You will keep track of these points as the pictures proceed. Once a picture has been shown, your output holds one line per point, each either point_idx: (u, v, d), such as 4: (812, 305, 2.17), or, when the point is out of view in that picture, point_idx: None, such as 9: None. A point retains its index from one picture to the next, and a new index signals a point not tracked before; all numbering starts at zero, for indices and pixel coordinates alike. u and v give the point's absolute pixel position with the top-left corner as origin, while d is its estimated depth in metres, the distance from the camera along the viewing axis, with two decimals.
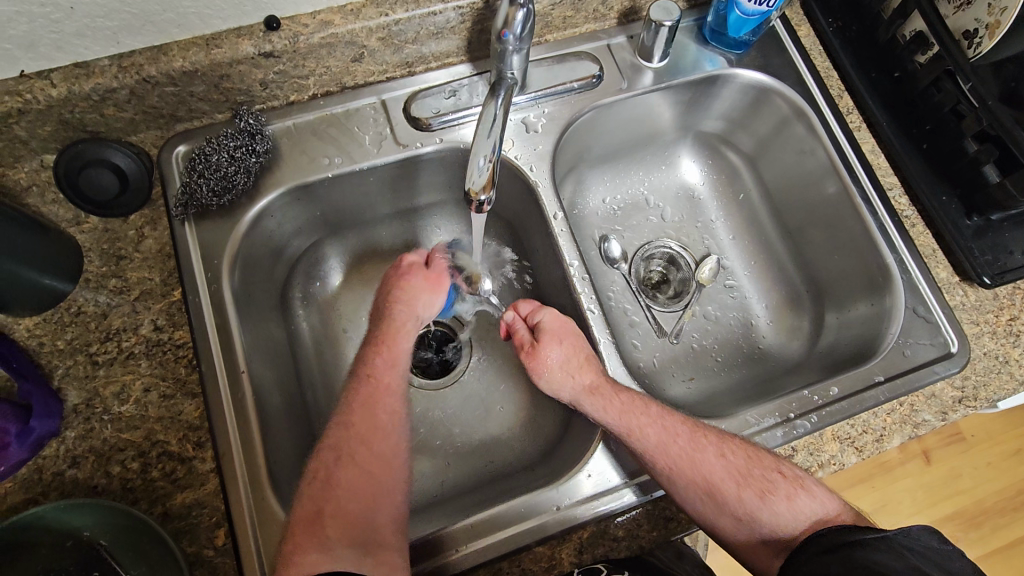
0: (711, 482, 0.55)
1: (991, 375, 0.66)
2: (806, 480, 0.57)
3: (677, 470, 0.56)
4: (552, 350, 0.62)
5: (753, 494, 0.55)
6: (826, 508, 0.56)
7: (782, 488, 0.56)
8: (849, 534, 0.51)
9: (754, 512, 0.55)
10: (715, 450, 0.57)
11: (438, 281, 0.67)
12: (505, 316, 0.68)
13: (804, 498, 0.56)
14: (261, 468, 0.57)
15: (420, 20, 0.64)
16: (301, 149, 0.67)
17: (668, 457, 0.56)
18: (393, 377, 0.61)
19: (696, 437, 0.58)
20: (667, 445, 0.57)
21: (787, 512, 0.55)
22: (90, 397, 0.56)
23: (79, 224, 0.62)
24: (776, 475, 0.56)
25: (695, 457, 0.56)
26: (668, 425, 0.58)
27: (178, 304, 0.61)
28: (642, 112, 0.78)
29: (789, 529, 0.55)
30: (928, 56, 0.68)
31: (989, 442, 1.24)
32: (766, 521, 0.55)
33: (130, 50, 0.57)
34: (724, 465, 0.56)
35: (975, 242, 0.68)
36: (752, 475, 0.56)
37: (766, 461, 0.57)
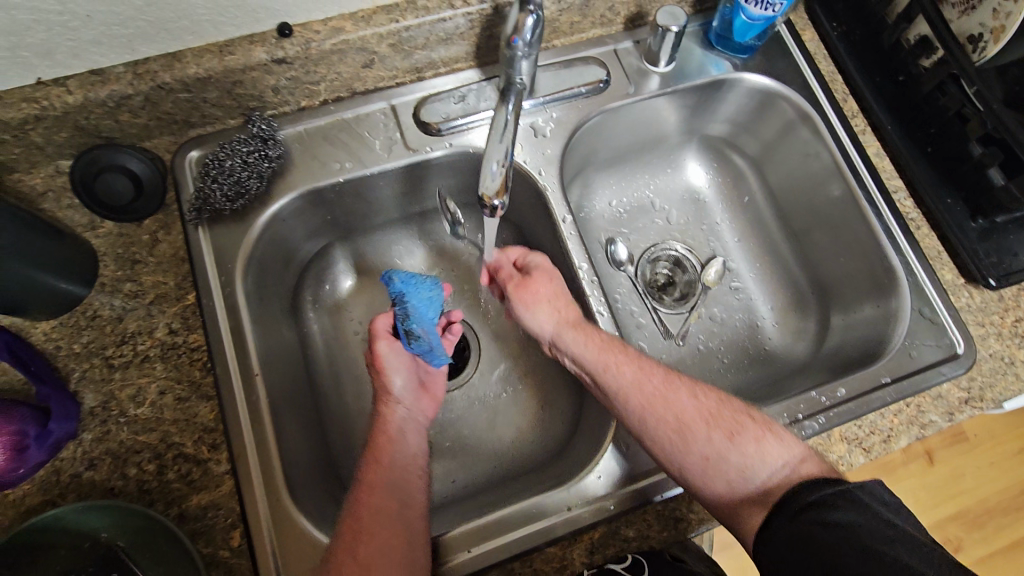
0: (682, 420, 0.58)
1: (997, 376, 0.66)
2: (778, 429, 0.58)
3: (649, 405, 0.58)
4: (541, 286, 0.66)
5: (722, 435, 0.57)
6: (795, 454, 0.55)
7: (751, 431, 0.57)
8: (812, 492, 0.51)
9: (723, 454, 0.56)
10: (687, 392, 0.60)
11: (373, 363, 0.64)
12: (493, 255, 0.72)
13: (772, 441, 0.56)
14: (276, 470, 0.58)
15: (430, 25, 0.64)
16: (313, 154, 0.68)
17: (641, 392, 0.59)
18: (376, 472, 0.57)
19: (670, 379, 0.61)
20: (640, 383, 0.60)
21: (755, 455, 0.55)
22: (106, 400, 0.57)
23: (94, 228, 0.62)
24: (747, 419, 0.58)
25: (666, 395, 0.59)
26: (643, 365, 0.61)
27: (192, 307, 0.61)
28: (648, 115, 0.79)
29: (756, 472, 0.55)
30: (933, 60, 0.69)
31: (991, 442, 1.24)
32: (735, 462, 0.56)
33: (145, 57, 0.58)
34: (695, 405, 0.59)
35: (981, 244, 0.69)
36: (722, 418, 0.58)
37: (737, 406, 0.59)
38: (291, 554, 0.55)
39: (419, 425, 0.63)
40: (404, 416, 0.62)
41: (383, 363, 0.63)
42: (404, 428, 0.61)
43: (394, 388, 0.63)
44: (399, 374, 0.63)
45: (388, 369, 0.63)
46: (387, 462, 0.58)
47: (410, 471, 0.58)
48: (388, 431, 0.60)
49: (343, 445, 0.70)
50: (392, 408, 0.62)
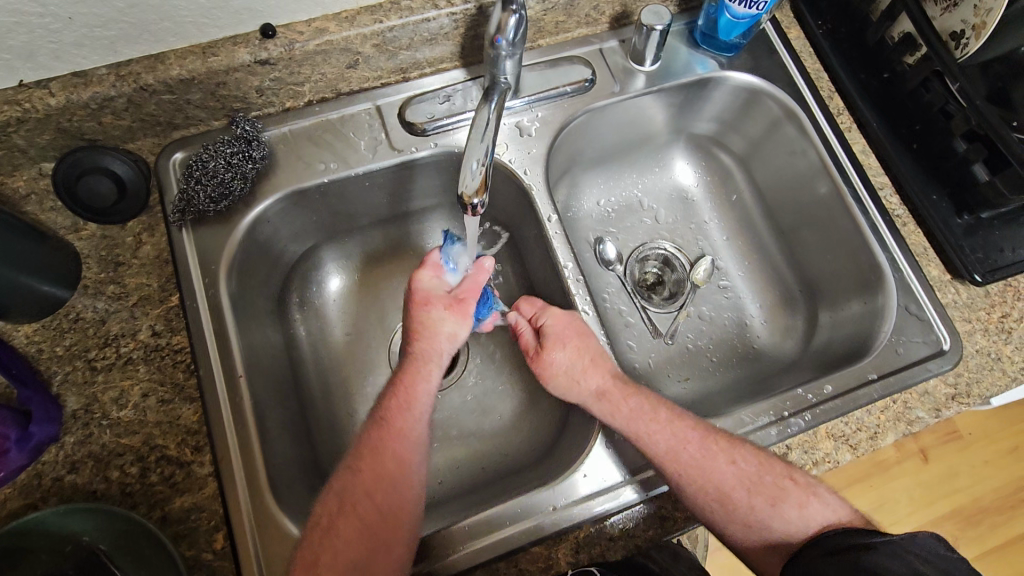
0: (722, 490, 0.57)
1: (984, 372, 0.66)
2: (820, 488, 0.58)
3: (688, 477, 0.56)
4: (558, 354, 0.64)
5: (764, 503, 0.57)
6: (838, 514, 0.57)
7: (794, 496, 0.57)
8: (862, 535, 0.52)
9: (766, 520, 0.57)
10: (726, 458, 0.57)
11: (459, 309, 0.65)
12: (510, 319, 0.70)
13: (816, 506, 0.56)
14: (260, 471, 0.57)
15: (414, 26, 0.64)
16: (297, 155, 0.68)
17: (680, 463, 0.57)
18: (406, 420, 0.58)
19: (706, 443, 0.58)
20: (676, 452, 0.57)
21: (798, 519, 0.56)
22: (89, 402, 0.57)
23: (77, 230, 0.62)
24: (789, 483, 0.57)
25: (705, 464, 0.57)
26: (679, 431, 0.59)
27: (176, 309, 0.61)
28: (635, 114, 0.79)
29: (798, 534, 0.56)
30: (916, 57, 0.69)
31: (985, 440, 1.24)
32: (778, 528, 0.57)
33: (128, 59, 0.58)
34: (736, 472, 0.57)
35: (966, 240, 0.69)
36: (764, 483, 0.57)
37: (779, 469, 0.58)
38: (275, 558, 0.55)
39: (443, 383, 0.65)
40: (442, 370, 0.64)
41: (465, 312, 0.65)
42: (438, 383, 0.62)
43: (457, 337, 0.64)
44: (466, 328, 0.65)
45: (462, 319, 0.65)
46: (421, 409, 0.59)
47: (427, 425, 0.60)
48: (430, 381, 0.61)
49: (329, 446, 0.70)
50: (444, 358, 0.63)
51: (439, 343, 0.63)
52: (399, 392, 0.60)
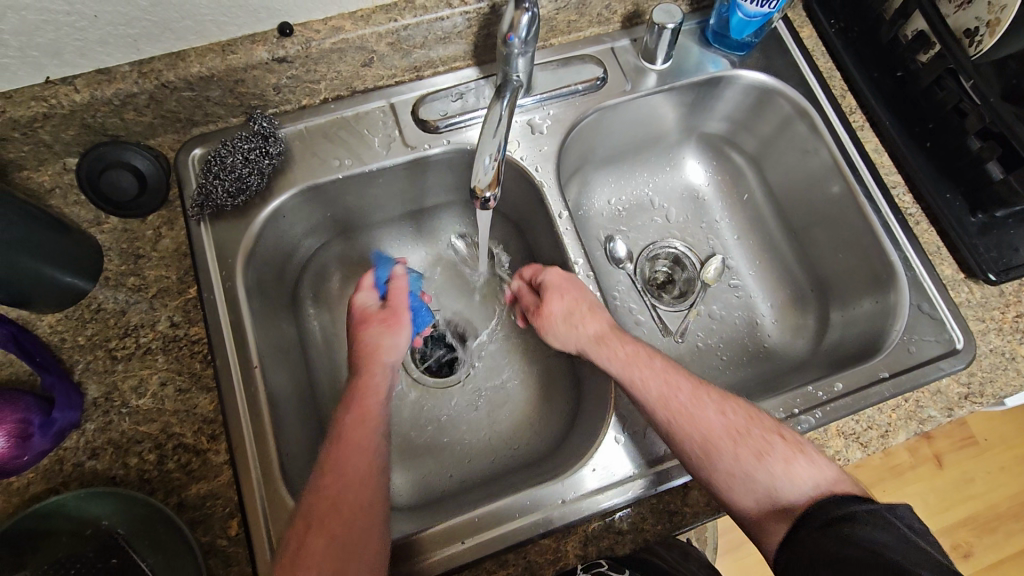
0: (708, 438, 0.56)
1: (997, 372, 0.66)
2: (808, 448, 0.56)
3: (675, 423, 0.57)
4: (555, 305, 0.65)
5: (749, 455, 0.55)
6: (826, 475, 0.55)
7: (781, 451, 0.55)
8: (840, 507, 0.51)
9: (749, 473, 0.55)
10: (715, 408, 0.58)
11: (388, 318, 0.64)
12: (513, 284, 0.72)
13: (803, 463, 0.55)
14: (273, 461, 0.58)
15: (427, 25, 0.65)
16: (313, 152, 0.69)
17: (667, 409, 0.58)
18: (364, 432, 0.56)
19: (697, 394, 0.59)
20: (666, 398, 0.58)
21: (784, 476, 0.54)
22: (109, 390, 0.58)
23: (100, 223, 0.64)
24: (777, 438, 0.56)
25: (693, 410, 0.57)
26: (671, 379, 0.59)
27: (194, 301, 0.62)
28: (646, 113, 0.79)
29: (783, 492, 0.54)
30: (930, 55, 0.69)
31: (1001, 446, 1.25)
32: (762, 482, 0.55)
33: (149, 56, 0.60)
34: (724, 423, 0.57)
35: (980, 239, 0.68)
36: (751, 436, 0.56)
37: (767, 424, 0.58)
38: None
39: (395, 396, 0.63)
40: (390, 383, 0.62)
41: (398, 321, 0.64)
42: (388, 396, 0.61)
43: (396, 348, 0.63)
44: (405, 338, 0.64)
45: (400, 328, 0.64)
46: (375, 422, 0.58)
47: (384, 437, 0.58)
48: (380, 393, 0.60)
49: None
50: (386, 369, 0.62)
51: (377, 355, 0.62)
52: (354, 409, 0.58)
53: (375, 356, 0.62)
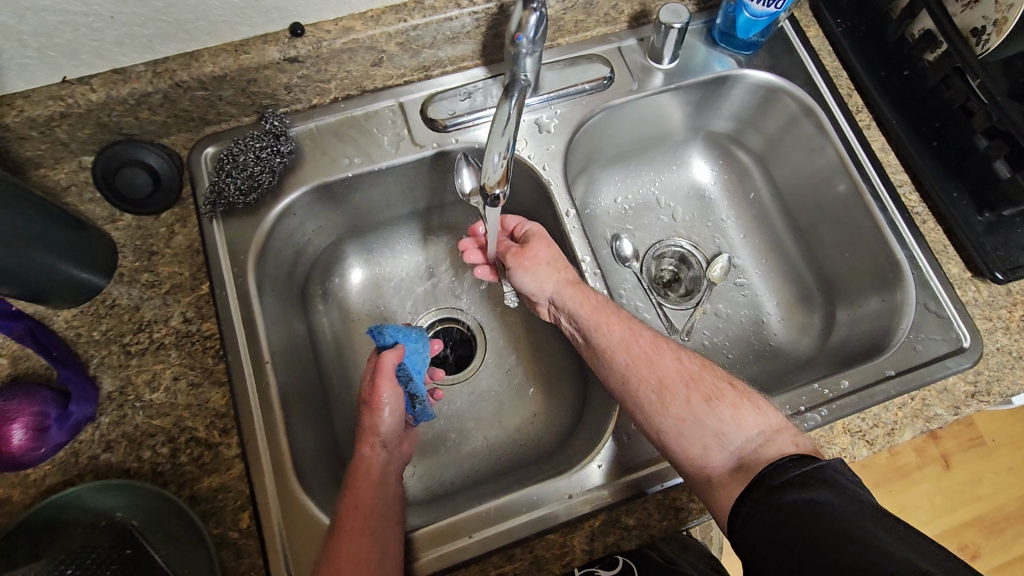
0: (663, 382, 0.59)
1: (1005, 370, 0.66)
2: (757, 399, 0.58)
3: (634, 366, 0.60)
4: (542, 250, 0.68)
5: (699, 399, 0.57)
6: (772, 423, 0.56)
7: (729, 397, 0.57)
8: (773, 476, 0.50)
9: (700, 417, 0.56)
10: (672, 355, 0.61)
11: (369, 400, 0.62)
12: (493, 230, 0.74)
13: (750, 410, 0.56)
14: (284, 456, 0.59)
15: (437, 25, 0.66)
16: (323, 150, 0.70)
17: (627, 352, 0.61)
18: (354, 515, 0.55)
19: (657, 342, 0.62)
20: (627, 341, 0.62)
21: (732, 421, 0.56)
22: (124, 384, 0.59)
23: (114, 221, 0.65)
24: (727, 386, 0.58)
25: (651, 355, 0.60)
26: (632, 326, 0.63)
27: (206, 297, 0.63)
28: (652, 112, 0.80)
29: (729, 436, 0.55)
30: (937, 54, 0.69)
31: (1010, 446, 1.25)
32: (710, 425, 0.56)
33: (164, 57, 0.61)
34: (679, 367, 0.59)
35: (987, 239, 0.68)
36: (704, 383, 0.58)
37: (720, 375, 0.60)
38: (299, 536, 0.57)
39: (397, 467, 0.62)
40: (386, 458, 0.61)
41: (378, 401, 0.62)
42: (387, 474, 0.60)
43: (382, 428, 0.62)
44: (392, 415, 0.62)
45: (383, 408, 0.62)
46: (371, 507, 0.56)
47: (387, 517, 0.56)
48: (371, 473, 0.59)
49: (349, 434, 0.71)
50: (376, 450, 0.61)
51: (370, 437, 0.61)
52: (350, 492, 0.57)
53: (363, 436, 0.61)
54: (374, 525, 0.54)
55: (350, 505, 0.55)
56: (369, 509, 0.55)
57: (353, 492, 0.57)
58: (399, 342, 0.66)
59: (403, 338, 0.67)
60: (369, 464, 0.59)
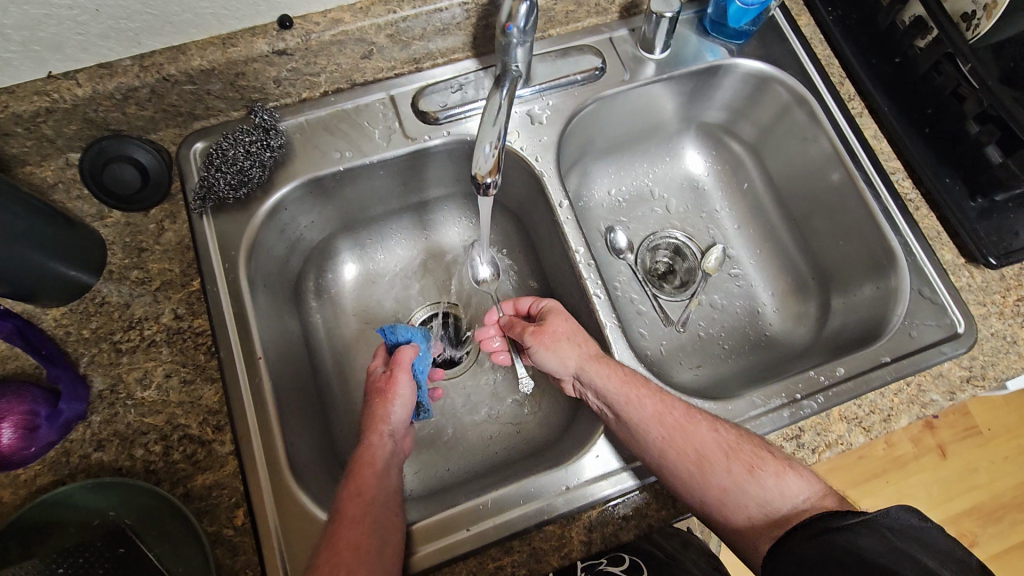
0: (703, 454, 0.56)
1: (999, 355, 0.65)
2: (796, 463, 0.58)
3: (671, 440, 0.57)
4: (558, 324, 0.66)
5: (742, 469, 0.56)
6: (815, 488, 0.55)
7: (771, 465, 0.56)
8: (835, 519, 0.50)
9: (742, 487, 0.56)
10: (708, 425, 0.58)
11: (382, 389, 0.63)
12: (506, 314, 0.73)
13: (793, 477, 0.56)
14: (279, 453, 0.58)
15: (427, 16, 0.66)
16: (314, 144, 0.69)
17: (662, 427, 0.58)
18: (357, 507, 0.54)
19: (690, 412, 0.59)
20: (661, 415, 0.59)
21: (775, 488, 0.55)
22: (115, 383, 0.59)
23: (102, 218, 0.64)
24: (767, 453, 0.57)
25: (688, 428, 0.58)
26: (664, 398, 0.60)
27: (197, 294, 0.63)
28: (645, 103, 0.79)
29: (776, 505, 0.55)
30: (927, 41, 0.70)
31: (1005, 436, 1.27)
32: (754, 496, 0.55)
33: (151, 51, 0.60)
34: (716, 438, 0.57)
35: (980, 224, 0.68)
36: (742, 451, 0.57)
37: (757, 440, 0.58)
38: (294, 531, 0.56)
39: (399, 463, 0.62)
40: (392, 450, 0.61)
41: (394, 391, 0.63)
42: (390, 465, 0.60)
43: (391, 419, 0.63)
44: (403, 406, 0.63)
45: (396, 399, 0.63)
46: (371, 497, 0.55)
47: (390, 508, 0.56)
48: (374, 464, 0.59)
49: (345, 430, 0.71)
50: (383, 439, 0.61)
51: (377, 424, 0.62)
52: (350, 484, 0.57)
53: (371, 425, 0.62)
54: (375, 513, 0.54)
55: (354, 495, 0.55)
56: (369, 497, 0.55)
57: (357, 484, 0.56)
58: (412, 339, 0.68)
59: (415, 337, 0.68)
60: (373, 456, 0.59)
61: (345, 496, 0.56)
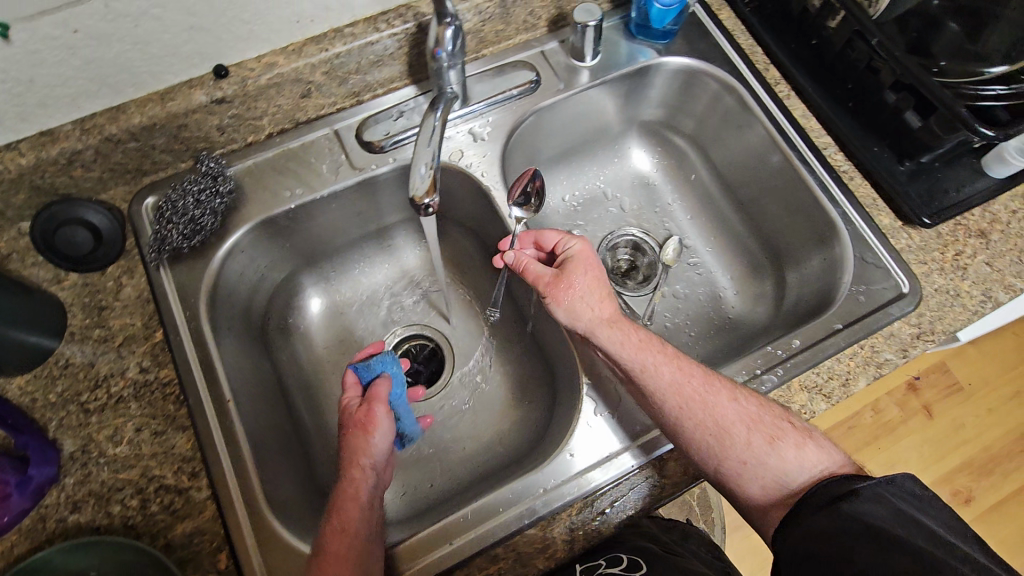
0: (722, 425, 0.58)
1: (945, 309, 0.68)
2: (816, 433, 0.59)
3: (688, 411, 0.58)
4: (578, 278, 0.66)
5: (761, 440, 0.57)
6: (835, 459, 0.57)
7: (791, 437, 0.57)
8: (843, 485, 0.52)
9: (761, 458, 0.57)
10: (728, 395, 0.59)
11: (362, 422, 0.62)
12: (513, 257, 0.70)
13: (813, 447, 0.57)
14: (256, 491, 0.58)
15: (359, 50, 0.68)
16: (264, 185, 0.71)
17: (679, 397, 0.59)
18: (342, 544, 0.54)
19: (709, 381, 0.60)
20: (679, 385, 0.60)
21: (795, 460, 0.56)
22: (85, 443, 0.59)
23: (59, 281, 0.65)
24: (787, 424, 0.58)
25: (706, 398, 0.59)
26: (682, 366, 0.61)
27: (161, 344, 0.63)
28: (585, 109, 0.82)
29: (793, 477, 0.56)
30: (837, 21, 0.73)
31: (986, 389, 1.30)
32: (771, 466, 0.57)
33: (90, 113, 0.62)
34: (736, 409, 0.58)
35: (911, 186, 0.72)
36: (763, 422, 0.58)
37: (778, 411, 0.59)
38: (278, 567, 0.56)
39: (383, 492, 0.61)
40: (370, 482, 0.60)
41: (373, 424, 0.62)
42: (374, 497, 0.59)
43: (374, 450, 0.61)
44: (384, 440, 0.62)
45: (376, 430, 0.62)
46: (356, 532, 0.55)
47: (371, 543, 0.55)
48: (359, 498, 0.58)
49: (326, 462, 0.72)
50: (366, 473, 0.59)
51: (356, 458, 0.60)
52: (336, 517, 0.56)
53: (352, 459, 0.60)
54: (355, 544, 0.54)
55: (337, 532, 0.55)
56: (350, 530, 0.55)
57: (340, 519, 0.56)
58: (386, 369, 0.67)
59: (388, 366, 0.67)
60: (357, 489, 0.58)
61: (328, 532, 0.55)
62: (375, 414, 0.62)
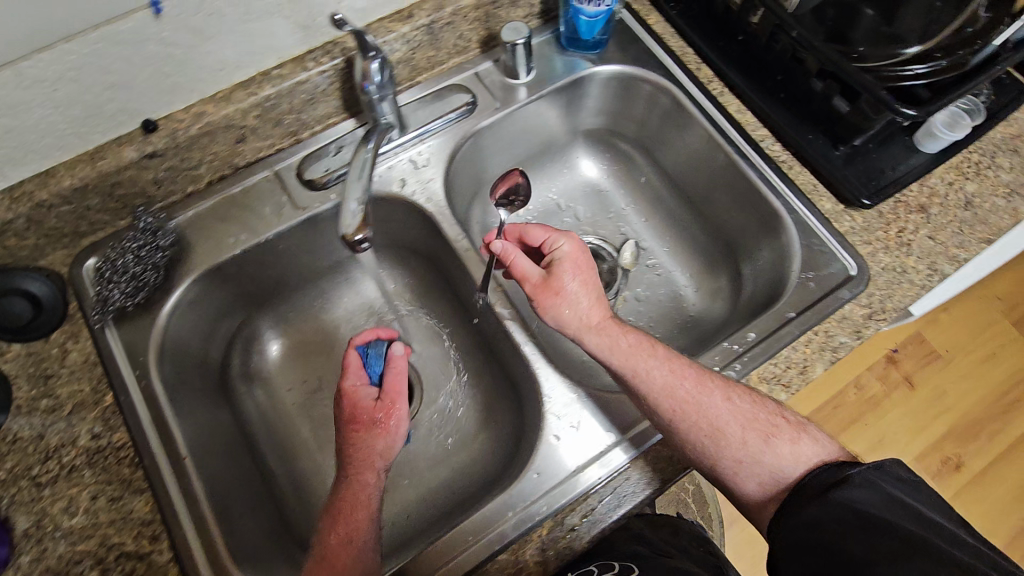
0: (716, 425, 0.57)
1: (894, 286, 0.69)
2: (810, 427, 0.59)
3: (682, 412, 0.58)
4: (567, 281, 0.64)
5: (757, 438, 0.57)
6: (830, 451, 0.57)
7: (786, 432, 0.57)
8: (836, 472, 0.53)
9: (757, 456, 0.57)
10: (722, 395, 0.58)
11: (381, 421, 0.58)
12: (503, 244, 0.66)
13: (808, 442, 0.57)
14: (221, 548, 0.57)
15: (289, 91, 0.68)
16: (208, 234, 0.70)
17: (672, 400, 0.58)
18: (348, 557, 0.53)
19: (702, 382, 0.59)
20: (671, 387, 0.59)
21: (790, 455, 0.56)
22: (39, 518, 0.57)
23: (3, 353, 0.64)
24: (782, 420, 0.58)
25: (701, 399, 0.58)
26: (675, 367, 0.60)
27: (112, 407, 0.62)
28: (527, 124, 0.83)
29: (788, 471, 0.56)
30: (759, 16, 0.74)
31: (962, 354, 1.31)
32: (767, 462, 0.57)
33: (18, 181, 0.61)
34: (731, 409, 0.58)
35: (848, 168, 0.73)
36: (759, 420, 0.58)
37: (772, 407, 0.59)
38: None
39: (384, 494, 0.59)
40: (380, 486, 0.57)
41: (392, 424, 0.58)
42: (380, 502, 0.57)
43: (388, 453, 0.58)
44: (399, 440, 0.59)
45: (393, 431, 0.58)
46: (363, 542, 0.54)
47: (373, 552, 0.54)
48: (367, 505, 0.55)
49: (297, 507, 0.70)
50: (377, 477, 0.57)
51: (370, 461, 0.56)
52: (339, 526, 0.54)
53: (366, 462, 0.56)
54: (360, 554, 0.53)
55: (342, 541, 0.53)
56: (355, 539, 0.53)
57: (342, 530, 0.54)
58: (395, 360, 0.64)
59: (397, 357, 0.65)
60: (367, 494, 0.56)
61: (331, 542, 0.54)
62: (398, 409, 0.59)
